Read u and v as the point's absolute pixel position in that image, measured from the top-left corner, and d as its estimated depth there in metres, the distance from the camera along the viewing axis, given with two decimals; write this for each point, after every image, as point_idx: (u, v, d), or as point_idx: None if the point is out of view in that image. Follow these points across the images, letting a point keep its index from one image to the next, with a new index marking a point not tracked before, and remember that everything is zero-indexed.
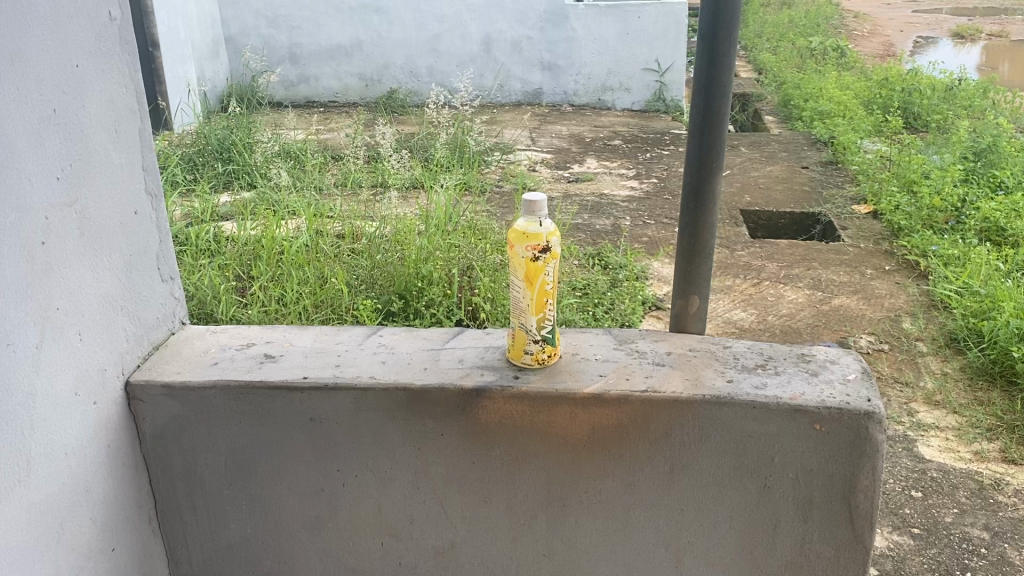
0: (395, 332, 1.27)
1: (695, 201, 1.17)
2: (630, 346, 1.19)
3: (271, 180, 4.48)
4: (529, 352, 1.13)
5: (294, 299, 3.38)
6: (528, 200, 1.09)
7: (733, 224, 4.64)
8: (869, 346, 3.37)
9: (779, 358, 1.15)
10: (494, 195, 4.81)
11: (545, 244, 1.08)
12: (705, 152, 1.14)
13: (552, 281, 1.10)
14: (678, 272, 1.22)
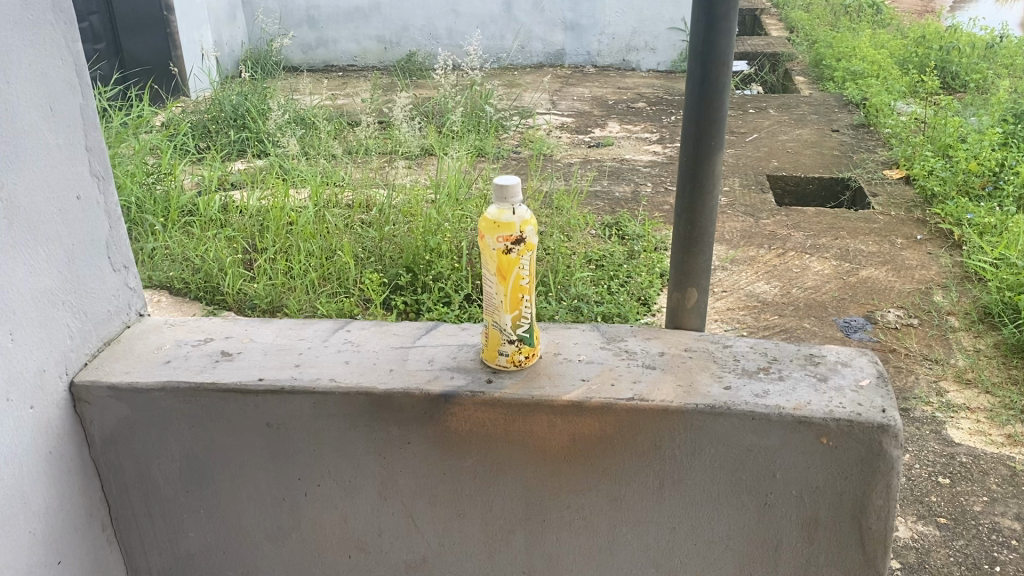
0: (365, 328, 1.17)
1: (691, 186, 1.05)
2: (617, 343, 1.08)
3: (284, 147, 4.38)
4: (504, 355, 1.02)
5: (302, 272, 3.30)
6: (499, 185, 0.96)
7: (759, 190, 4.48)
8: (897, 321, 3.22)
9: (786, 359, 1.03)
10: (511, 162, 4.67)
11: (518, 235, 0.97)
12: (703, 129, 1.01)
13: (528, 275, 0.99)
14: (673, 263, 1.10)
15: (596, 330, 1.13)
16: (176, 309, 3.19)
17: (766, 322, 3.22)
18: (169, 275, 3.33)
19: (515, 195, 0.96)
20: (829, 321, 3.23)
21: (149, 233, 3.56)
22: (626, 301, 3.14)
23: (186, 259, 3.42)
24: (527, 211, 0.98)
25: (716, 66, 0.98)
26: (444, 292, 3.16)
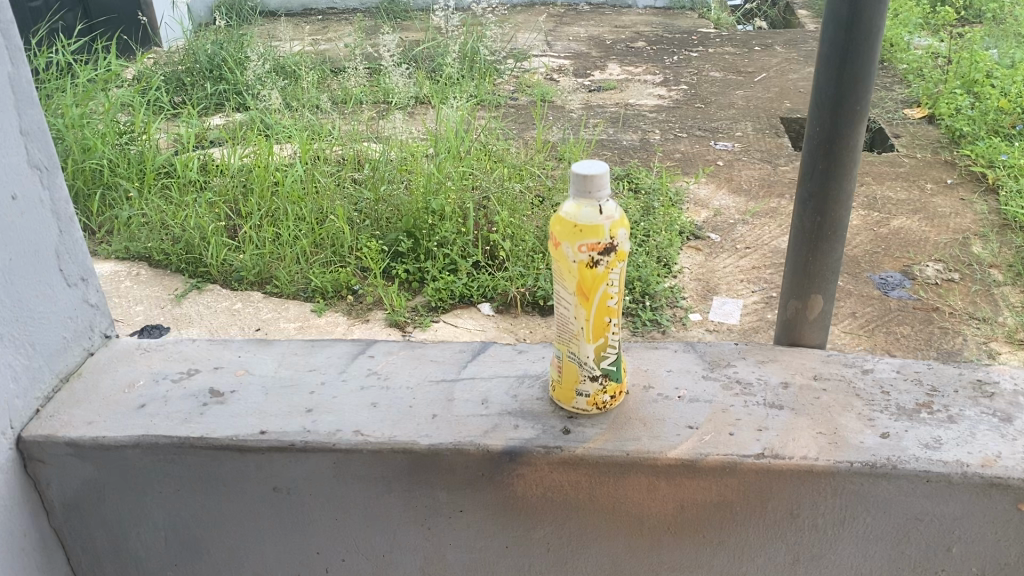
0: (394, 350, 1.35)
1: (829, 188, 1.33)
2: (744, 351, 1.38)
3: (266, 100, 4.08)
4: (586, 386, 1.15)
5: (291, 239, 3.04)
6: (581, 176, 1.02)
7: (774, 134, 4.20)
8: (937, 276, 2.99)
9: (863, 360, 1.34)
10: (509, 109, 4.39)
11: (605, 247, 1.04)
12: (843, 142, 1.29)
13: (616, 285, 1.08)
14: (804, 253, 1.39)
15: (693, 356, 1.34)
16: (156, 284, 3.02)
17: None
18: (147, 245, 3.10)
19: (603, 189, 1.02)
20: (864, 278, 3.00)
21: (124, 199, 3.30)
22: (645, 264, 2.89)
23: (164, 228, 3.14)
24: (619, 210, 1.05)
25: (854, 90, 1.25)
26: (449, 259, 2.93)
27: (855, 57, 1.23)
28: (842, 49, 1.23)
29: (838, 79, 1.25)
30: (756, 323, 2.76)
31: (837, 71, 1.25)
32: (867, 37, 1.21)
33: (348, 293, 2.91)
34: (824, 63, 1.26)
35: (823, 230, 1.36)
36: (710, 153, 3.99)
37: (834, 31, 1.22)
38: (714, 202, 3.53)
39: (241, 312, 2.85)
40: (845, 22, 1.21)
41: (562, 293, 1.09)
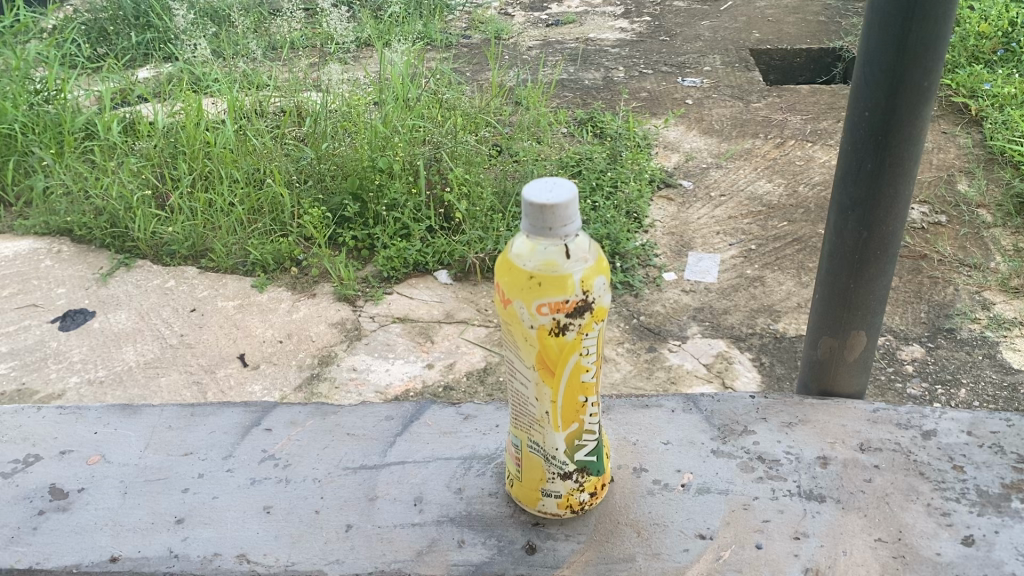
0: (286, 448, 1.62)
1: (883, 211, 1.40)
2: (806, 405, 1.62)
3: (195, 50, 3.75)
4: (557, 483, 1.30)
5: (227, 206, 2.79)
6: (540, 203, 1.06)
7: (744, 68, 3.96)
8: (923, 220, 2.81)
9: (918, 417, 1.57)
10: (462, 49, 4.09)
11: (561, 325, 1.12)
12: (902, 155, 1.35)
13: (588, 354, 1.17)
14: (852, 272, 1.49)
15: (700, 417, 1.60)
16: (79, 262, 2.74)
17: (775, 230, 2.79)
18: (67, 218, 2.82)
19: (570, 230, 1.09)
20: None
21: (40, 167, 3.02)
22: (614, 219, 2.68)
23: (85, 197, 2.87)
24: (593, 262, 1.12)
25: (913, 106, 1.30)
26: (401, 222, 2.70)
27: (908, 92, 1.28)
28: (893, 85, 1.28)
29: (888, 116, 1.31)
30: (734, 280, 2.56)
31: (888, 108, 1.31)
32: (929, 70, 1.27)
33: (291, 264, 2.67)
34: (865, 101, 1.32)
35: (870, 244, 1.44)
36: (678, 90, 3.74)
37: (885, 65, 1.28)
38: (686, 144, 3.30)
39: (175, 290, 2.61)
40: (898, 58, 1.26)
41: (523, 366, 1.19)
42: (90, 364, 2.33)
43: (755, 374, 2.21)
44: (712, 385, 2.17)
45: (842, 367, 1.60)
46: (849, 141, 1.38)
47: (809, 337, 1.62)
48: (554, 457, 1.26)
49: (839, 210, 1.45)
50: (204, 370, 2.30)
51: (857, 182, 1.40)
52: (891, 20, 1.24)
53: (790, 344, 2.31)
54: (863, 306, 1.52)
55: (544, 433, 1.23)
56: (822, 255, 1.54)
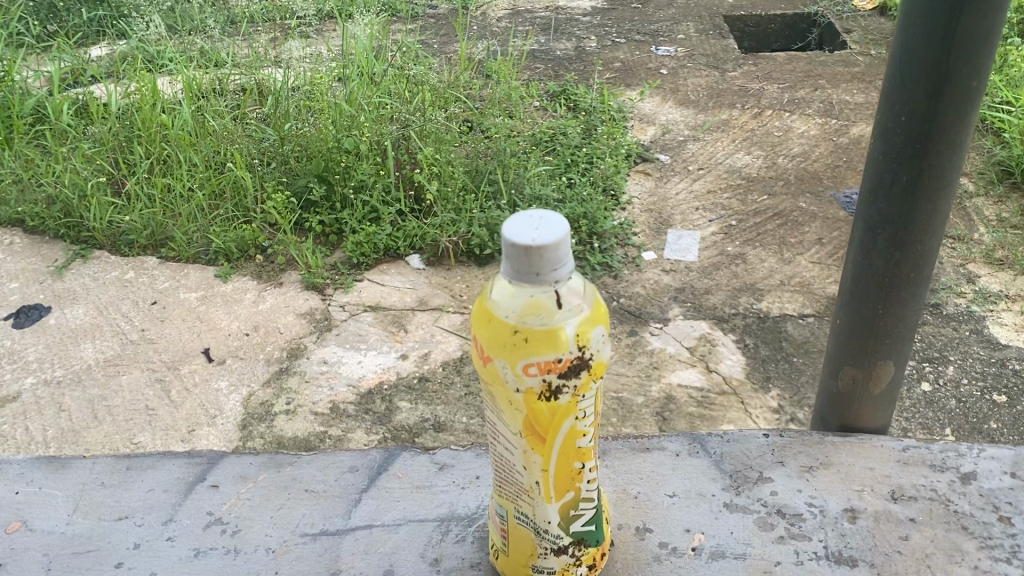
0: (234, 508, 1.52)
1: (919, 231, 1.24)
2: (827, 445, 1.50)
3: (148, 26, 3.60)
4: (549, 556, 1.18)
5: (187, 191, 2.67)
6: (527, 244, 0.93)
7: (718, 35, 3.86)
8: None
9: (954, 457, 1.46)
10: (428, 20, 3.97)
11: (553, 387, 0.99)
12: (943, 170, 1.19)
13: (583, 415, 1.04)
14: (883, 297, 1.33)
15: (709, 462, 1.49)
16: (32, 255, 2.62)
17: (755, 204, 2.72)
18: (17, 208, 2.69)
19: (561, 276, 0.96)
20: (828, 198, 2.74)
21: None
22: (591, 198, 2.59)
23: (36, 185, 2.73)
24: (586, 312, 0.98)
25: (957, 112, 1.13)
26: (370, 206, 2.60)
27: (953, 94, 1.11)
28: (936, 86, 1.11)
29: (930, 125, 1.14)
30: (715, 258, 2.49)
31: (929, 117, 1.14)
32: (975, 72, 1.11)
33: (256, 252, 2.57)
34: (902, 106, 1.15)
35: (903, 267, 1.28)
36: (652, 60, 3.64)
37: (927, 67, 1.10)
38: (661, 117, 3.22)
39: (134, 282, 2.49)
40: (943, 59, 1.09)
41: (508, 432, 1.06)
42: (46, 363, 2.22)
43: (740, 357, 2.15)
44: (695, 369, 2.11)
45: (864, 399, 1.47)
46: (880, 152, 1.21)
47: (829, 366, 1.48)
48: (547, 527, 1.14)
49: (867, 228, 1.29)
50: (168, 367, 2.20)
51: (888, 197, 1.23)
52: (936, 11, 1.06)
53: (774, 324, 2.24)
54: (892, 334, 1.37)
55: (536, 502, 1.12)
56: (845, 277, 1.38)
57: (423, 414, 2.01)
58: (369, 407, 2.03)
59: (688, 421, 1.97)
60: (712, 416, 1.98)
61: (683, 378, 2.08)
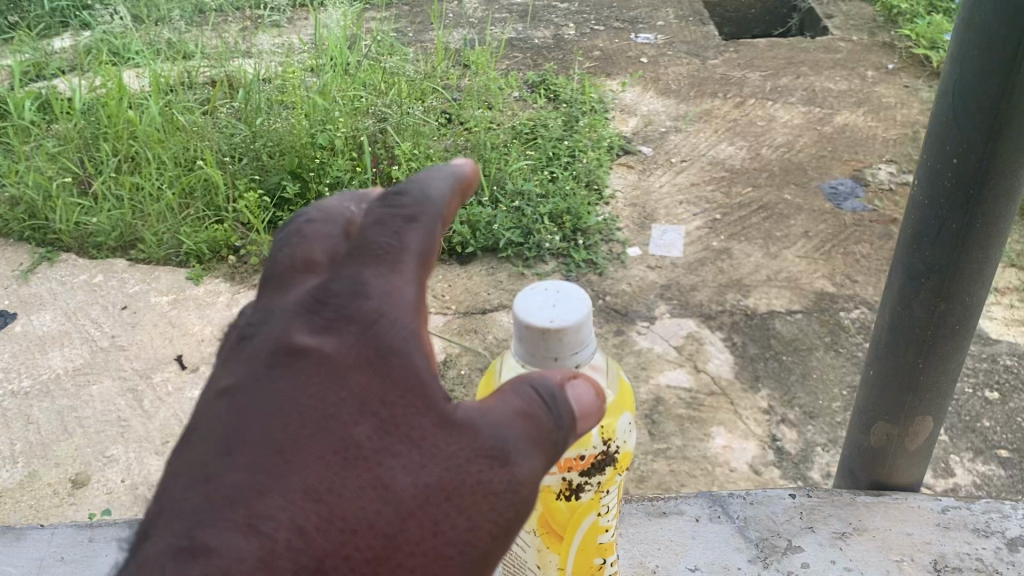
0: None
1: (965, 280, 1.11)
2: (859, 504, 1.35)
3: (113, 17, 3.50)
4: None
5: (157, 190, 2.58)
6: (546, 328, 0.78)
7: (698, 21, 3.81)
8: (891, 181, 2.72)
9: (998, 519, 1.33)
10: (403, 7, 3.88)
11: (574, 484, 0.88)
12: (994, 216, 1.05)
13: (607, 513, 0.92)
14: (925, 351, 1.18)
15: (732, 528, 1.32)
16: None
17: (740, 197, 2.67)
18: None
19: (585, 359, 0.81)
20: (814, 189, 2.70)
21: None
22: (573, 193, 2.54)
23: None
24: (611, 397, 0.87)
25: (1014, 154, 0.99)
26: None
27: (1014, 133, 0.97)
28: (995, 125, 0.97)
29: (984, 168, 1.00)
30: (701, 253, 2.45)
31: (985, 159, 1.00)
32: None
33: (228, 252, 2.49)
34: (953, 145, 1.01)
35: (947, 318, 1.14)
36: (632, 48, 3.58)
37: (983, 104, 0.96)
38: (643, 107, 3.16)
39: (103, 286, 2.40)
40: (1004, 97, 0.95)
41: (519, 530, 0.94)
42: (12, 373, 2.14)
43: (728, 355, 2.10)
44: (684, 369, 2.06)
45: (900, 456, 1.32)
46: (926, 194, 1.07)
47: (859, 420, 1.33)
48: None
49: (907, 277, 1.15)
50: (139, 375, 2.12)
51: (934, 244, 1.09)
52: (998, 42, 0.92)
53: (762, 321, 2.20)
54: (931, 388, 1.22)
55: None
56: (878, 325, 1.24)
57: None
58: None
59: (678, 424, 1.92)
60: (701, 419, 1.93)
61: (671, 379, 2.03)
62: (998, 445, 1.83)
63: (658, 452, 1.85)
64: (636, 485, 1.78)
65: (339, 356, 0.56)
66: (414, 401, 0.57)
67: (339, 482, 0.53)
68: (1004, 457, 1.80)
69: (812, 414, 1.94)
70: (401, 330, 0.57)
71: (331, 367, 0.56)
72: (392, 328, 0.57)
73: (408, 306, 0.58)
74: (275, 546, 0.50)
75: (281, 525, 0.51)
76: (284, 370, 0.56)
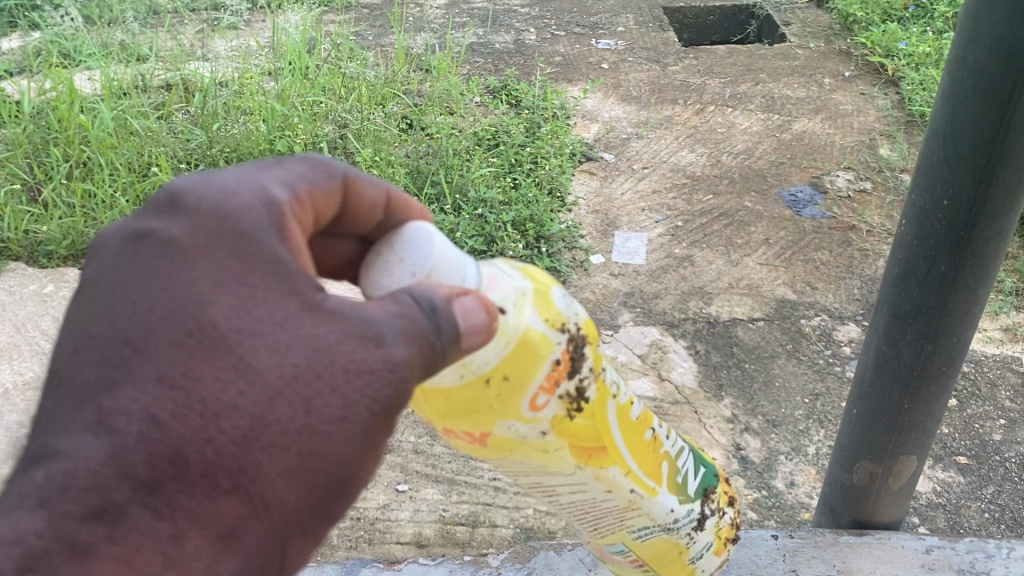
0: None
1: (952, 322, 1.11)
2: (842, 545, 1.35)
3: (63, 18, 3.42)
4: (698, 536, 1.11)
5: (110, 197, 2.51)
6: (413, 282, 0.77)
7: (658, 27, 3.82)
8: (849, 188, 2.75)
9: (983, 560, 1.34)
10: (362, 10, 3.84)
11: (574, 393, 0.90)
12: (982, 258, 1.05)
13: (608, 375, 0.96)
14: (910, 393, 1.19)
15: None
16: None
17: (701, 204, 2.68)
18: None
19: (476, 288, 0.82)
20: (774, 196, 2.72)
21: None
22: (536, 200, 2.53)
23: None
24: (531, 286, 0.87)
25: (1005, 198, 1.00)
26: None
27: (1006, 178, 0.98)
28: (987, 168, 0.98)
29: (975, 211, 1.01)
30: (663, 261, 2.45)
31: (975, 203, 1.00)
32: None
33: None
34: (944, 188, 1.02)
35: (934, 360, 1.15)
36: (592, 53, 3.58)
37: (976, 148, 0.97)
38: (604, 113, 3.16)
39: (54, 296, 2.34)
40: (996, 141, 0.96)
41: (565, 474, 0.96)
42: None
43: (692, 364, 2.10)
44: (649, 378, 2.06)
45: (881, 498, 1.33)
46: (915, 235, 1.08)
47: (841, 459, 1.33)
48: (674, 510, 1.07)
49: (894, 317, 1.15)
50: None
51: (921, 285, 1.10)
52: (991, 85, 0.93)
53: (725, 329, 2.21)
54: (914, 428, 1.23)
55: (649, 502, 1.03)
56: (863, 364, 1.25)
57: None
58: None
59: None
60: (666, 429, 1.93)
61: (636, 389, 2.03)
62: (957, 452, 1.85)
63: None
64: None
65: (190, 238, 0.64)
66: (273, 284, 0.64)
67: (193, 363, 0.59)
68: (962, 464, 1.83)
69: (776, 422, 1.95)
70: (250, 219, 0.66)
71: (186, 256, 0.63)
72: (242, 219, 0.66)
73: (254, 199, 0.68)
74: (128, 441, 0.57)
75: (134, 415, 0.57)
76: (134, 259, 0.64)
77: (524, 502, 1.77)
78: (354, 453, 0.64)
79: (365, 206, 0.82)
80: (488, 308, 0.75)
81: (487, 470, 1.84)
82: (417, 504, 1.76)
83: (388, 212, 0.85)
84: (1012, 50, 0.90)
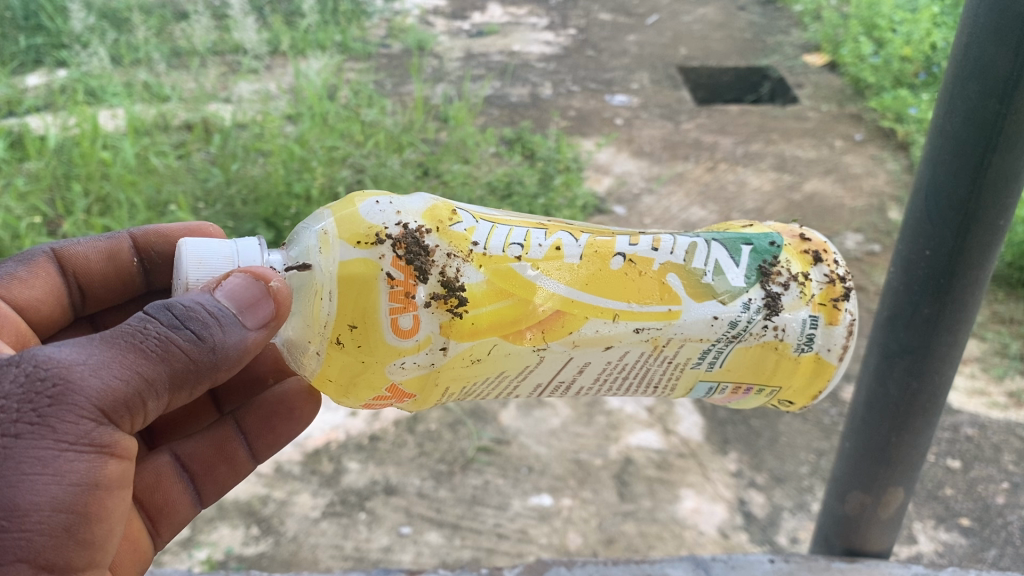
0: None
1: (933, 362, 1.10)
2: (834, 572, 1.31)
3: (92, 57, 3.50)
4: (781, 323, 1.04)
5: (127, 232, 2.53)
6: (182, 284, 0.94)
7: (673, 86, 3.89)
8: (858, 250, 2.77)
9: None
10: (381, 59, 3.93)
11: (443, 296, 0.96)
12: (963, 304, 1.06)
13: (472, 253, 0.98)
14: (891, 428, 1.18)
15: None
16: None
17: None
18: None
19: (288, 264, 0.98)
20: None
21: None
22: None
23: None
24: (333, 221, 0.97)
25: (980, 251, 1.02)
26: None
27: (980, 235, 1.01)
28: (962, 225, 1.01)
29: (954, 259, 1.03)
30: None
31: (952, 252, 1.03)
32: (1005, 210, 1.00)
33: None
34: (925, 239, 1.05)
35: (921, 398, 1.14)
36: (607, 109, 3.65)
37: (953, 206, 1.01)
38: (616, 168, 3.21)
39: None
40: (972, 200, 0.99)
41: (531, 361, 1.01)
42: None
43: (698, 418, 2.10)
44: (654, 431, 2.05)
45: (873, 525, 1.29)
46: (899, 282, 1.10)
47: (834, 489, 1.30)
48: (715, 314, 1.03)
49: (882, 354, 1.15)
50: None
51: (908, 326, 1.10)
52: (966, 148, 0.97)
53: None
54: (903, 461, 1.20)
55: (675, 324, 1.02)
56: (855, 400, 1.23)
57: (373, 476, 1.92)
58: (316, 469, 1.94)
59: (648, 485, 1.90)
60: (671, 480, 1.92)
61: (642, 440, 2.02)
62: (960, 514, 1.84)
63: (627, 513, 1.83)
64: (603, 547, 1.76)
65: None
66: None
67: None
68: (965, 526, 1.81)
69: (781, 479, 1.95)
70: None
71: None
72: None
73: None
74: None
75: None
76: None
77: (526, 549, 1.76)
78: (18, 479, 0.77)
79: (103, 255, 1.23)
80: (256, 274, 0.91)
81: (490, 516, 1.83)
82: (419, 548, 1.76)
83: (138, 248, 1.25)
84: (984, 119, 0.95)
